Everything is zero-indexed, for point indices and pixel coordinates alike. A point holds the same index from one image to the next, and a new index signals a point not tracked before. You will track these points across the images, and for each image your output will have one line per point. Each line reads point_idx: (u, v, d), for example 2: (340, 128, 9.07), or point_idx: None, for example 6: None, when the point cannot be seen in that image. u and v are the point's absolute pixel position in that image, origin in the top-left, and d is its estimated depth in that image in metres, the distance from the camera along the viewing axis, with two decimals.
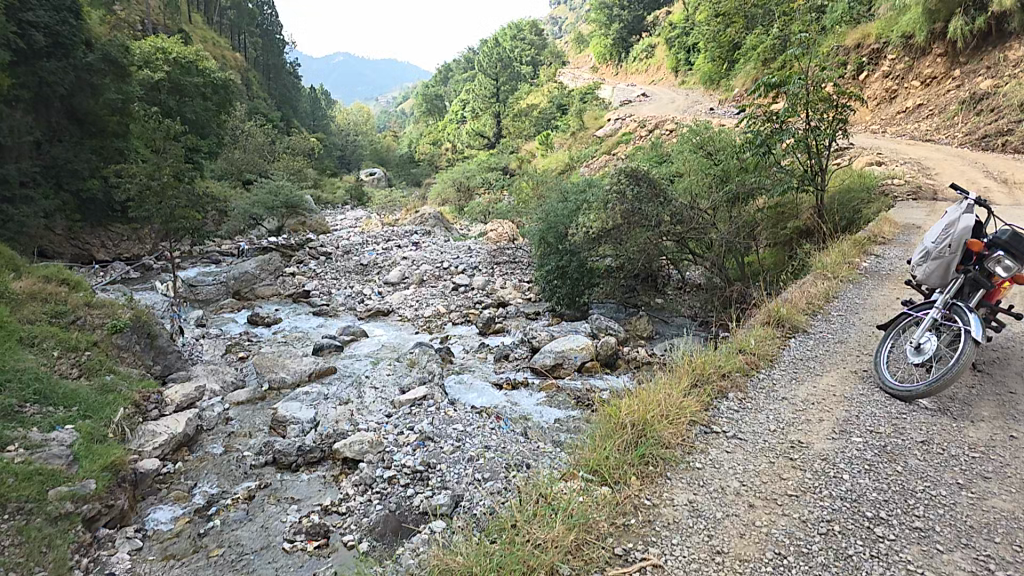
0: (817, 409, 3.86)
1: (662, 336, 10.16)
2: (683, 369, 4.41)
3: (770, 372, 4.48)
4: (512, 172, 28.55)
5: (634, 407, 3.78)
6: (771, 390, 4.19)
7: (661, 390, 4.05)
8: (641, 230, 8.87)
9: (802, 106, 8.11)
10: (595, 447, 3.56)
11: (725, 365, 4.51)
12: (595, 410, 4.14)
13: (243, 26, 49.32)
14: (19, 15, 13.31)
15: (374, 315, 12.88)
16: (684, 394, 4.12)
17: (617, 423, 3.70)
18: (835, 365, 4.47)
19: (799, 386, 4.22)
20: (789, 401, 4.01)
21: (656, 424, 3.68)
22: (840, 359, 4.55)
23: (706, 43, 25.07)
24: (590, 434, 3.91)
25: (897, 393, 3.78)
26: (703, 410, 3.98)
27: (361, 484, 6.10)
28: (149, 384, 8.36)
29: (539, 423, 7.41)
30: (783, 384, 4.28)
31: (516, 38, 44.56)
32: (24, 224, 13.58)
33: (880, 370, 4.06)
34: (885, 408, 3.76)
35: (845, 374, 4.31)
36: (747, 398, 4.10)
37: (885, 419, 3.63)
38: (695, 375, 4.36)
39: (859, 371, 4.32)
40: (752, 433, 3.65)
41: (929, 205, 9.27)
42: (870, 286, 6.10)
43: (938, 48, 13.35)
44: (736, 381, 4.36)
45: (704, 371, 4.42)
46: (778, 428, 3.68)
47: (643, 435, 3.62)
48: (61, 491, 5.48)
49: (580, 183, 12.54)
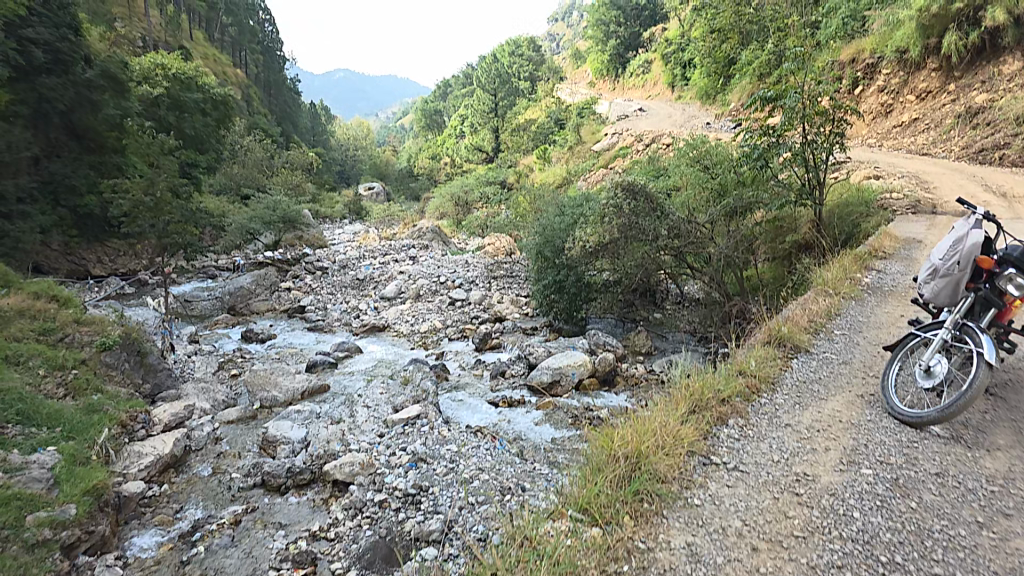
0: (823, 437, 3.68)
1: (661, 352, 10.00)
2: (680, 393, 4.24)
3: (772, 397, 4.30)
4: (510, 186, 28.58)
5: (629, 437, 3.58)
6: (774, 416, 4.02)
7: (658, 416, 3.87)
8: (639, 245, 8.74)
9: (799, 119, 8.03)
10: (585, 483, 3.37)
11: (725, 388, 4.33)
12: (589, 438, 3.95)
13: (244, 43, 49.66)
14: (20, 32, 13.21)
15: (370, 330, 12.71)
16: (682, 420, 3.94)
17: (610, 455, 3.50)
18: (841, 389, 4.29)
19: (803, 411, 4.04)
20: (793, 428, 3.83)
21: (651, 455, 3.49)
22: (845, 382, 4.38)
23: (703, 58, 25.18)
24: (583, 465, 3.71)
25: (906, 419, 3.61)
26: (702, 439, 3.80)
27: (351, 508, 5.86)
28: (137, 403, 8.09)
29: (536, 442, 7.22)
30: (786, 408, 4.10)
31: (513, 54, 44.87)
32: (20, 239, 13.39)
33: (888, 395, 3.89)
34: (894, 436, 3.58)
35: (850, 398, 4.13)
36: (749, 426, 3.92)
37: (896, 448, 3.45)
38: (692, 400, 4.19)
39: (865, 395, 4.15)
40: (754, 465, 3.47)
41: (929, 219, 9.17)
42: (873, 303, 5.96)
43: (933, 63, 13.36)
44: (736, 406, 4.18)
45: (702, 397, 4.23)
46: (781, 459, 3.50)
47: (637, 468, 3.42)
48: (39, 517, 5.14)
49: (576, 197, 12.43)
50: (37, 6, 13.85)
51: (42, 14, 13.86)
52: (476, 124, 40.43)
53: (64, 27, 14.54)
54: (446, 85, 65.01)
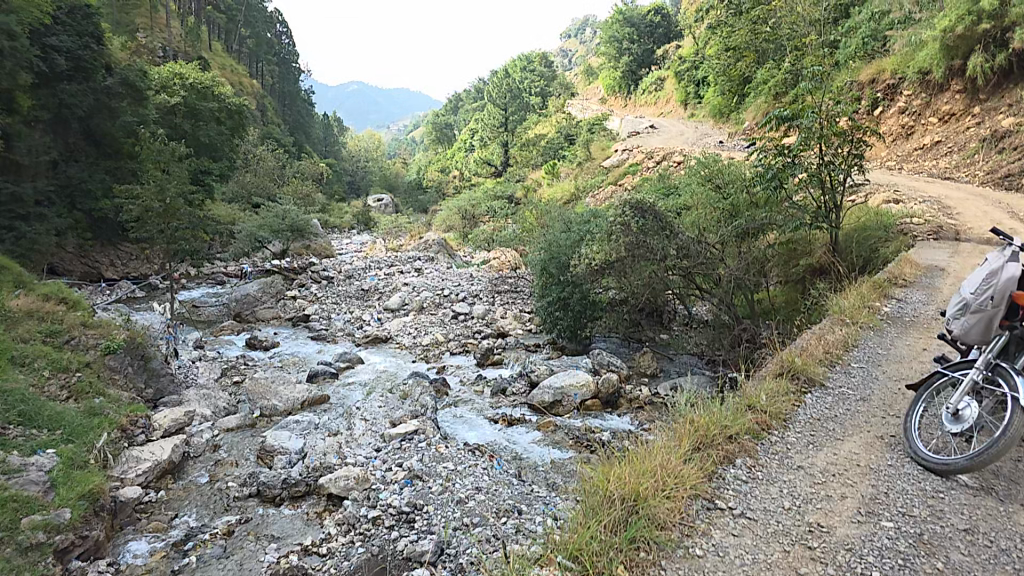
0: (839, 481, 3.47)
1: (667, 374, 9.77)
2: (684, 427, 4.02)
3: (784, 435, 4.08)
4: (519, 201, 28.53)
5: (627, 477, 3.35)
6: (785, 457, 3.79)
7: (659, 453, 3.65)
8: (646, 264, 8.54)
9: (816, 140, 7.87)
10: (578, 525, 3.14)
11: (733, 423, 4.11)
12: (587, 473, 3.73)
13: (261, 54, 50.27)
14: (44, 40, 13.38)
15: (373, 341, 12.57)
16: (685, 459, 3.71)
17: (605, 496, 3.28)
18: (858, 429, 4.06)
19: (817, 453, 3.82)
20: (806, 471, 3.61)
21: (651, 497, 3.26)
22: (863, 422, 4.15)
23: (716, 77, 25.07)
24: (579, 502, 3.50)
25: (931, 466, 3.37)
26: (706, 480, 3.58)
27: (344, 524, 5.65)
28: (138, 408, 7.86)
29: (536, 464, 6.99)
30: (799, 449, 3.88)
31: (525, 69, 45.07)
32: (37, 242, 13.32)
33: (911, 437, 3.66)
34: (916, 484, 3.35)
35: (869, 439, 3.91)
36: (758, 467, 3.70)
37: (918, 498, 3.22)
38: (697, 436, 3.95)
39: (885, 437, 3.92)
40: (763, 512, 3.25)
41: (951, 247, 8.91)
42: (892, 334, 5.73)
43: (958, 84, 13.14)
44: (744, 444, 3.96)
45: (708, 433, 3.99)
46: (792, 506, 3.28)
47: (635, 512, 3.20)
48: (34, 520, 5.07)
49: (584, 213, 12.28)
50: (61, 15, 14.03)
51: (65, 22, 14.06)
52: (486, 138, 40.57)
53: (87, 36, 14.74)
54: (457, 99, 65.40)
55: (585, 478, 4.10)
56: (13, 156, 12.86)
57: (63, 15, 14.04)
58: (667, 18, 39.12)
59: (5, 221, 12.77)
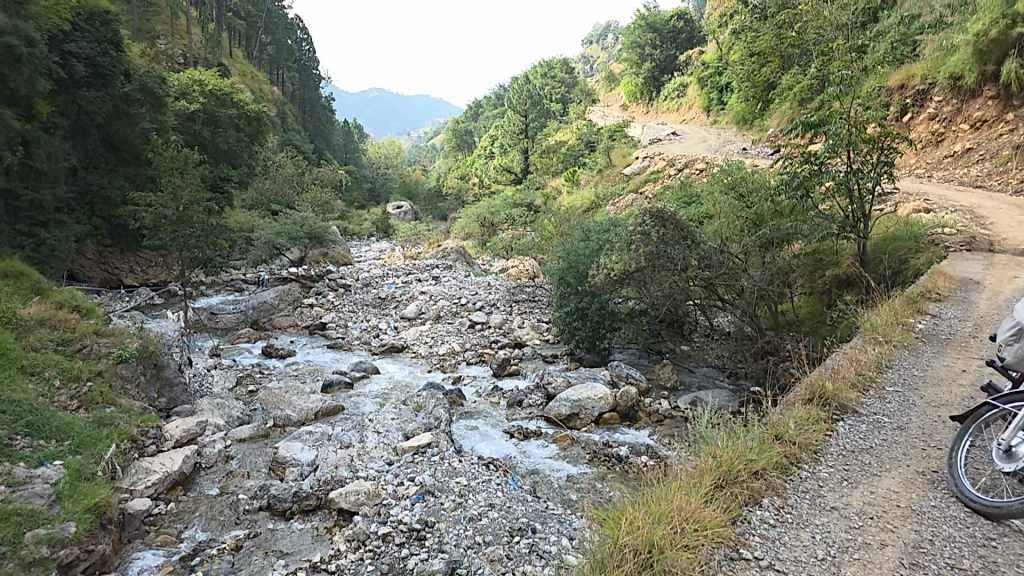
0: (878, 526, 3.21)
1: (687, 387, 9.50)
2: (705, 462, 3.78)
3: (815, 470, 3.84)
4: (538, 208, 28.30)
5: (640, 525, 3.13)
6: (817, 497, 3.55)
7: (677, 494, 3.41)
8: (666, 274, 8.26)
9: (844, 146, 7.60)
10: None
11: (759, 456, 3.85)
12: (600, 516, 3.51)
13: (282, 62, 50.78)
14: (63, 47, 13.56)
15: (388, 351, 12.48)
16: (707, 499, 3.47)
17: (616, 546, 3.06)
18: (897, 464, 3.80)
19: (852, 491, 3.57)
20: (840, 513, 3.37)
21: (668, 548, 3.03)
22: (902, 455, 3.89)
23: (739, 83, 24.65)
24: (589, 550, 3.28)
25: (984, 509, 3.13)
26: (729, 524, 3.34)
27: (353, 540, 5.46)
28: (150, 418, 7.83)
29: (551, 479, 6.79)
30: (832, 486, 3.64)
31: (546, 75, 44.87)
32: (56, 247, 13.57)
33: (957, 474, 3.40)
34: (966, 530, 3.09)
35: (909, 476, 3.65)
36: (786, 508, 3.46)
37: (969, 548, 2.95)
38: (719, 473, 3.70)
39: (928, 473, 3.66)
40: (794, 564, 3.00)
41: (987, 258, 8.54)
42: (928, 354, 5.43)
43: (990, 90, 12.69)
44: (771, 481, 3.71)
45: (732, 468, 3.74)
46: (827, 555, 3.03)
47: (648, 565, 2.96)
48: (38, 535, 4.99)
49: (602, 221, 12.02)
50: (80, 21, 14.26)
51: (84, 30, 14.28)
52: (506, 145, 40.55)
53: (105, 42, 14.93)
54: (478, 106, 65.69)
55: (598, 515, 3.87)
56: (33, 163, 13.06)
57: (82, 22, 14.27)
58: (690, 24, 38.66)
59: (26, 228, 12.94)
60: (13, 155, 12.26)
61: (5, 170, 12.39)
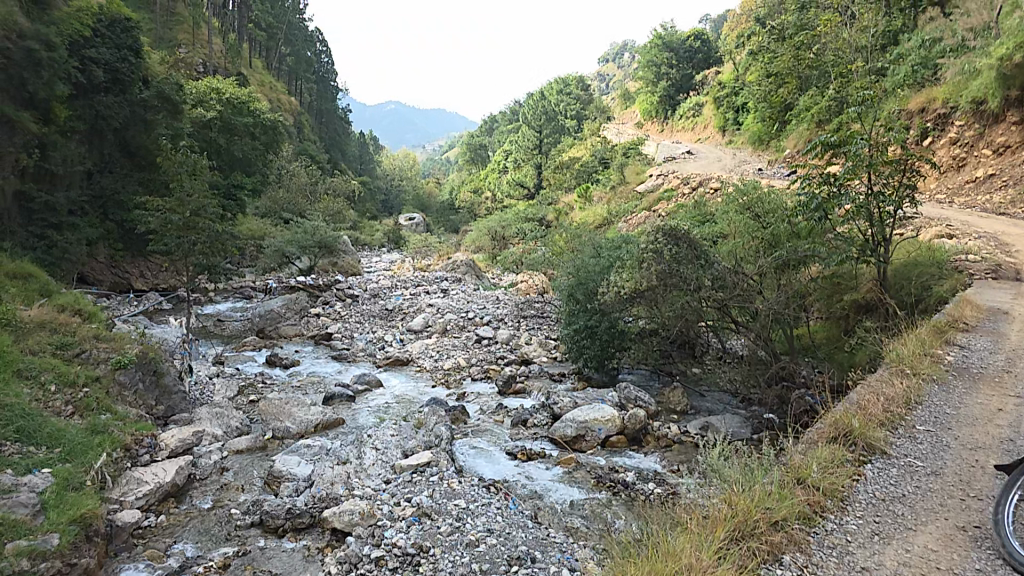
0: None
1: (699, 411, 9.20)
2: (720, 510, 3.48)
3: (843, 521, 3.54)
4: (550, 223, 28.13)
5: None
6: (846, 553, 3.25)
7: (688, 545, 3.13)
8: (678, 294, 7.95)
9: (865, 168, 7.34)
10: None
11: (780, 504, 3.56)
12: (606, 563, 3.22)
13: (303, 73, 51.36)
14: (83, 52, 13.63)
15: (393, 363, 12.26)
16: (722, 552, 3.18)
17: None
18: (934, 517, 3.52)
19: (885, 548, 3.29)
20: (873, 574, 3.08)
21: None
22: (939, 507, 3.61)
23: (755, 103, 24.36)
24: None
25: None
26: None
27: (344, 564, 5.19)
28: (144, 427, 7.63)
29: (553, 503, 6.51)
30: (863, 542, 3.34)
31: (562, 92, 44.94)
32: (67, 250, 13.60)
33: (1005, 533, 3.14)
34: None
35: (947, 532, 3.37)
36: (813, 567, 3.15)
37: None
38: (736, 521, 3.41)
39: (969, 529, 3.38)
40: None
41: (1014, 287, 8.22)
42: (959, 390, 5.11)
43: (1014, 115, 12.31)
44: (793, 534, 3.41)
45: (750, 515, 3.45)
46: None
47: None
48: (20, 546, 4.76)
49: (613, 237, 11.74)
50: (101, 27, 14.34)
51: (104, 36, 14.35)
52: (520, 160, 40.55)
53: (126, 49, 14.97)
54: (492, 121, 65.98)
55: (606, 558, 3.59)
56: (48, 166, 13.07)
57: (103, 28, 14.34)
58: (707, 44, 38.46)
59: (38, 230, 12.97)
60: (29, 158, 12.25)
61: (20, 172, 12.38)
